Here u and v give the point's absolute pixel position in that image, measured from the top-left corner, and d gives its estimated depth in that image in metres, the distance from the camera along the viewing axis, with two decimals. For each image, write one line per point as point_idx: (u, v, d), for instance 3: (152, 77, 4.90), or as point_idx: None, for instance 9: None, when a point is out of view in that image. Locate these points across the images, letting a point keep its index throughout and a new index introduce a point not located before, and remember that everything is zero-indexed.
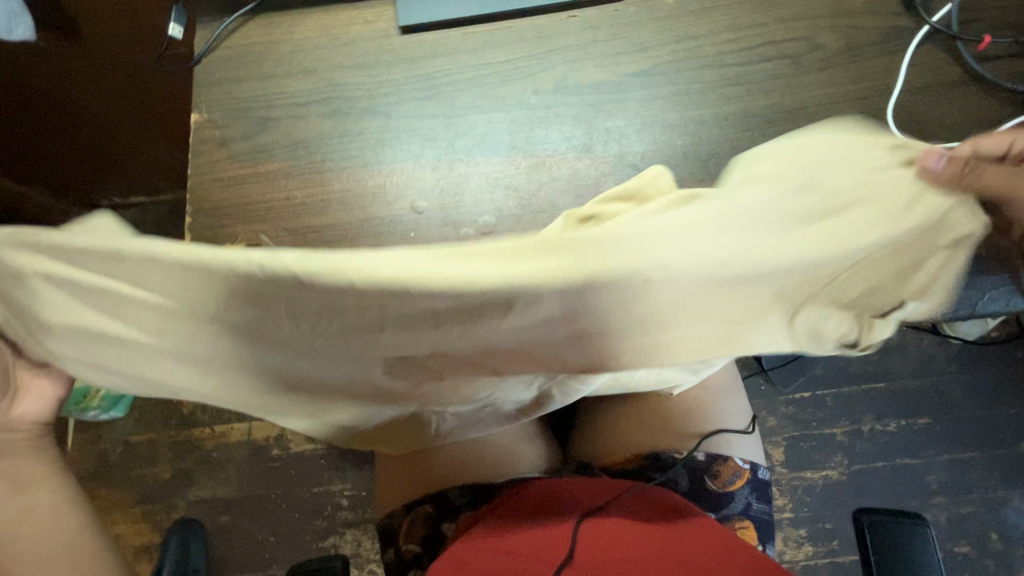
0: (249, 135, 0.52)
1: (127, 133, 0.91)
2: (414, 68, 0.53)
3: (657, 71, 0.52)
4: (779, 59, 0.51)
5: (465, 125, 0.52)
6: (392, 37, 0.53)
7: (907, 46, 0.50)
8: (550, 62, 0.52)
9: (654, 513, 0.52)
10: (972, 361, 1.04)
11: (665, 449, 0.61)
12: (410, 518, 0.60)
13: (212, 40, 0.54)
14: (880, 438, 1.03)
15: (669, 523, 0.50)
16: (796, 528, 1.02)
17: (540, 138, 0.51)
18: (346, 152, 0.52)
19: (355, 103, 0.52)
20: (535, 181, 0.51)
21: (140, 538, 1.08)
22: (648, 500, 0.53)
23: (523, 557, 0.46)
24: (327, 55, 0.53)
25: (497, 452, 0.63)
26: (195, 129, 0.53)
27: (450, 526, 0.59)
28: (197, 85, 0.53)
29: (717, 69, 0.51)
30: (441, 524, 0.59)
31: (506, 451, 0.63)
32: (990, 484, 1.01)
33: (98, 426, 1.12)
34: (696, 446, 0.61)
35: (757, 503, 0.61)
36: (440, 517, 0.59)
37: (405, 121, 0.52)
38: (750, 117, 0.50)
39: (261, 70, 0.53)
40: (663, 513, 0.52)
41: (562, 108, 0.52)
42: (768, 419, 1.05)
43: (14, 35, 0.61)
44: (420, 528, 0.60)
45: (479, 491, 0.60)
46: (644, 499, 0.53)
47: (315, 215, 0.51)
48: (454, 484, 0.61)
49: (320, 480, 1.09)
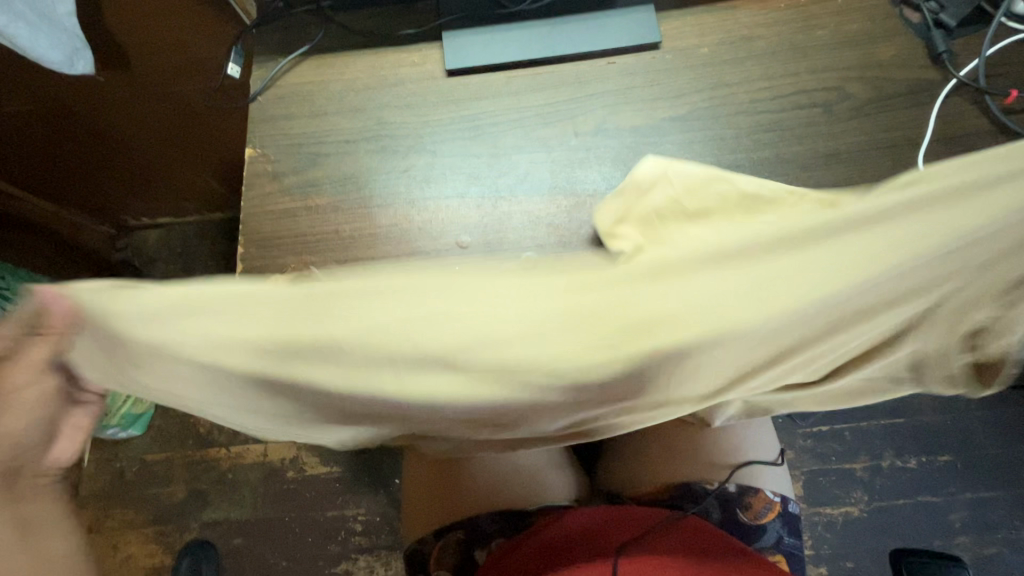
0: (300, 169, 0.54)
1: (171, 159, 0.95)
2: (458, 109, 0.55)
3: (691, 116, 0.54)
4: (811, 107, 0.53)
5: (508, 164, 0.53)
6: (438, 79, 0.56)
7: (936, 97, 0.51)
8: (589, 105, 0.55)
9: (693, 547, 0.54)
10: (993, 398, 1.03)
11: (695, 479, 0.62)
12: (440, 545, 0.62)
13: (268, 79, 0.57)
14: (901, 474, 1.02)
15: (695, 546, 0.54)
16: (816, 565, 1.01)
17: (580, 178, 0.53)
18: (393, 186, 0.53)
19: (404, 142, 0.55)
20: (575, 219, 0.52)
21: (152, 559, 1.08)
22: (683, 530, 0.56)
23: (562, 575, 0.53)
24: (375, 95, 0.56)
25: (528, 481, 0.64)
26: (248, 163, 0.55)
27: (480, 552, 0.61)
28: (251, 121, 0.56)
29: (750, 116, 0.53)
30: (471, 550, 0.61)
31: (536, 481, 0.64)
32: (1013, 524, 1.00)
33: (116, 444, 1.12)
34: (727, 478, 0.62)
35: (788, 537, 0.63)
36: (471, 544, 0.61)
37: (449, 159, 0.54)
38: (785, 161, 0.51)
39: (311, 108, 0.56)
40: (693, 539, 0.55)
41: (603, 149, 0.53)
42: (786, 453, 1.04)
43: (75, 70, 0.65)
44: (450, 554, 0.61)
45: (509, 519, 0.62)
46: (680, 533, 0.56)
47: (362, 248, 0.52)
48: (482, 512, 0.62)
49: (335, 504, 1.08)
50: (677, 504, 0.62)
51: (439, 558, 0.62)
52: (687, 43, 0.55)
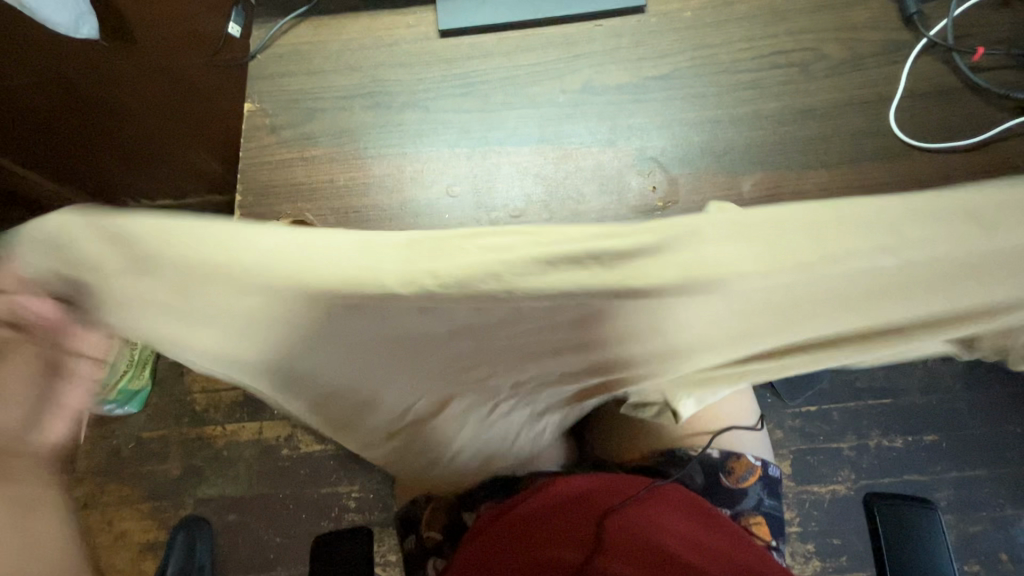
0: (298, 123, 0.56)
1: (169, 138, 0.95)
2: (450, 68, 0.57)
3: (675, 75, 0.55)
4: (789, 66, 0.54)
5: (498, 119, 0.55)
6: (431, 40, 0.58)
7: (907, 57, 0.53)
8: (576, 65, 0.56)
9: (681, 515, 0.55)
10: (979, 379, 1.04)
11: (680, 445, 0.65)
12: (432, 507, 0.66)
13: (267, 39, 0.59)
14: (888, 453, 1.04)
15: (685, 516, 0.55)
16: (803, 542, 1.02)
17: (567, 132, 0.55)
18: (386, 140, 0.55)
19: (397, 98, 0.56)
20: (561, 170, 0.54)
21: (146, 535, 1.08)
22: (670, 498, 0.58)
23: (552, 543, 0.52)
24: (370, 55, 0.58)
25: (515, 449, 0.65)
26: (247, 118, 0.57)
27: (469, 516, 0.63)
28: (251, 79, 0.58)
29: (731, 76, 0.55)
30: (461, 513, 0.64)
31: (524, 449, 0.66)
32: (998, 502, 1.01)
33: (112, 421, 1.13)
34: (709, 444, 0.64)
35: (769, 500, 0.65)
36: (460, 507, 0.64)
37: (442, 115, 0.56)
38: (763, 117, 0.54)
39: (309, 67, 0.58)
40: (681, 510, 0.56)
41: (589, 105, 0.55)
42: (775, 433, 1.05)
43: (81, 34, 0.67)
44: (442, 515, 0.65)
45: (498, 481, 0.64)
46: (667, 501, 0.57)
47: (354, 196, 0.54)
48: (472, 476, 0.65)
49: (329, 481, 1.08)
50: (663, 470, 0.64)
51: (430, 520, 0.66)
52: (671, 6, 0.57)
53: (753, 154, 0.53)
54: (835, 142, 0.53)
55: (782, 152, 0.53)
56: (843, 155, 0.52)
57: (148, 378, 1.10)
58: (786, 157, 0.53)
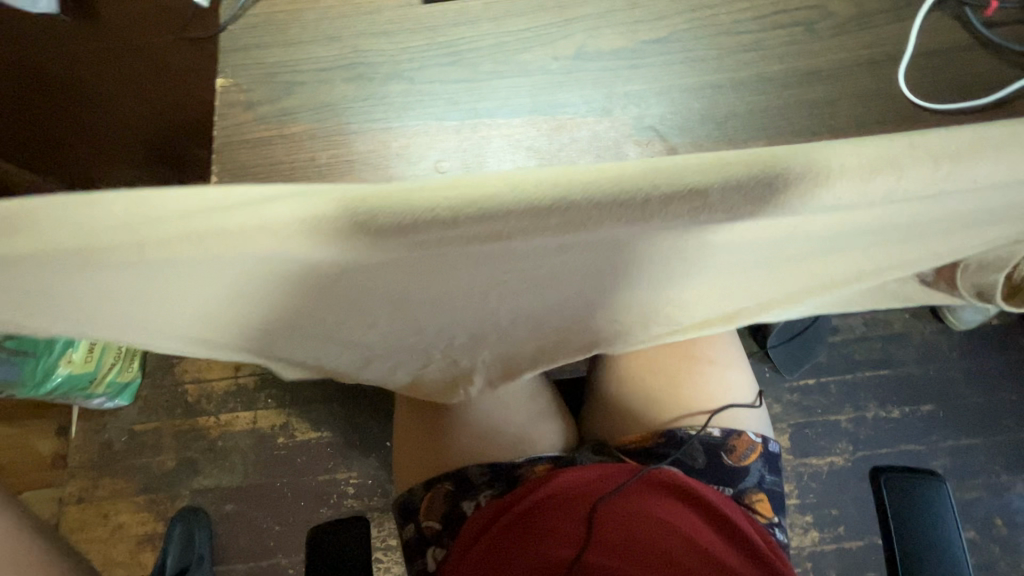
0: (275, 98, 0.53)
1: None
2: (434, 35, 0.53)
3: (674, 38, 0.52)
4: (792, 26, 0.52)
5: (488, 89, 0.52)
6: (414, 6, 0.54)
7: (918, 12, 0.51)
8: (570, 30, 0.53)
9: (665, 506, 0.54)
10: (970, 348, 1.05)
11: (677, 427, 0.64)
12: (429, 496, 0.63)
13: (237, 9, 0.55)
14: (885, 424, 1.03)
15: (671, 509, 0.53)
16: (802, 514, 1.02)
17: (562, 101, 0.52)
18: (370, 114, 0.52)
19: (381, 69, 0.53)
20: (556, 141, 0.51)
21: (143, 527, 1.06)
22: (657, 484, 0.56)
23: (539, 553, 0.49)
24: (350, 23, 0.54)
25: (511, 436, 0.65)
26: (220, 94, 0.53)
27: (468, 504, 0.61)
28: (223, 53, 0.54)
29: (732, 38, 0.52)
30: (459, 503, 0.61)
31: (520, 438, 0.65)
32: (994, 469, 1.01)
33: (102, 415, 1.09)
34: (707, 423, 0.64)
35: (770, 476, 0.64)
36: (459, 496, 0.61)
37: (428, 85, 0.53)
38: (766, 81, 0.51)
39: (285, 37, 0.54)
40: (668, 500, 0.54)
41: (583, 73, 0.52)
42: (772, 407, 1.05)
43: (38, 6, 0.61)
44: (438, 503, 0.62)
45: (499, 470, 0.63)
46: (655, 487, 0.55)
47: (338, 175, 0.51)
48: (472, 463, 0.63)
49: (326, 469, 1.06)
50: (661, 451, 0.63)
51: (428, 509, 0.63)
52: None
53: (757, 119, 0.50)
54: (841, 107, 0.51)
55: (786, 118, 0.50)
56: (850, 120, 0.50)
57: (137, 370, 1.05)
58: (790, 123, 0.50)
